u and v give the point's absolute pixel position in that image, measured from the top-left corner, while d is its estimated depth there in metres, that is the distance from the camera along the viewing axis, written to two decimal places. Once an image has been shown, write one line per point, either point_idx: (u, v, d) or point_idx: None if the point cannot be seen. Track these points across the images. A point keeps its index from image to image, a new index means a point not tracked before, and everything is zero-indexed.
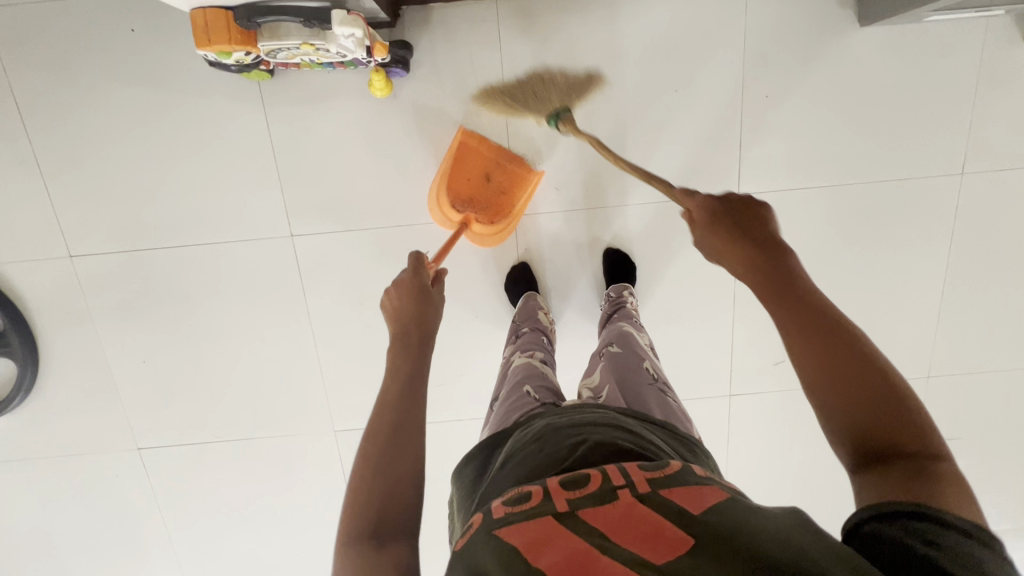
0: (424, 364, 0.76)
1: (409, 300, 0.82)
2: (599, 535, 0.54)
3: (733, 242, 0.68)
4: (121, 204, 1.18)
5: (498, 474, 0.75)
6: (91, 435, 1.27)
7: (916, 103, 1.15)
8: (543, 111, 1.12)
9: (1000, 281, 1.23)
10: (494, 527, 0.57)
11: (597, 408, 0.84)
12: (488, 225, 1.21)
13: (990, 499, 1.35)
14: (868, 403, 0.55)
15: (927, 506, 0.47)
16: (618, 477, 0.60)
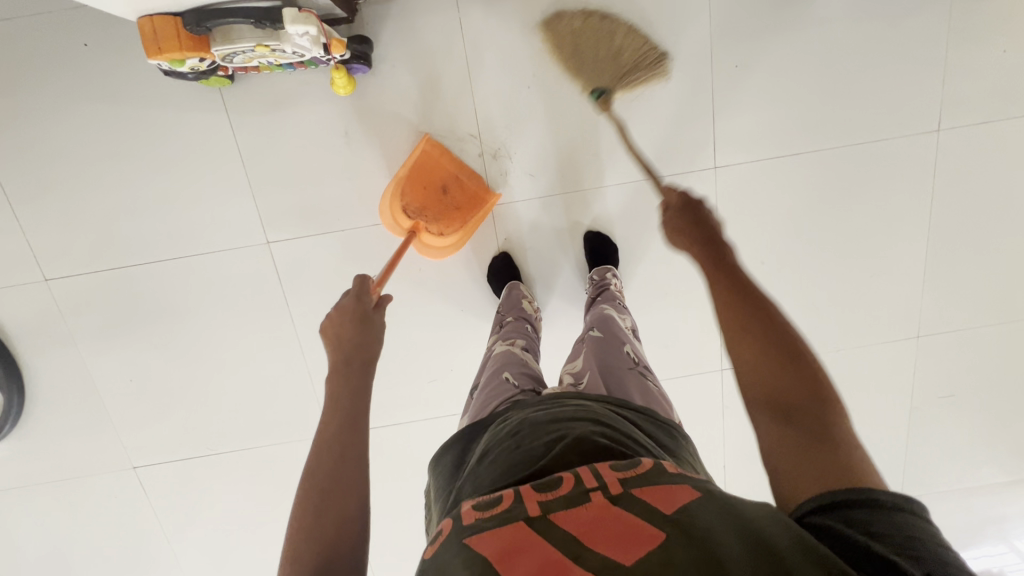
0: (365, 393, 0.74)
1: (348, 326, 0.80)
2: (573, 540, 0.51)
3: (689, 230, 0.84)
4: (90, 228, 1.21)
5: (472, 472, 0.66)
6: (87, 456, 1.34)
7: (883, 65, 1.19)
8: (591, 82, 1.15)
9: (956, 242, 1.30)
10: (463, 537, 0.53)
11: (576, 399, 0.74)
12: (437, 236, 1.21)
13: (971, 441, 1.45)
14: (766, 361, 0.65)
15: (867, 494, 0.49)
16: (590, 479, 0.56)
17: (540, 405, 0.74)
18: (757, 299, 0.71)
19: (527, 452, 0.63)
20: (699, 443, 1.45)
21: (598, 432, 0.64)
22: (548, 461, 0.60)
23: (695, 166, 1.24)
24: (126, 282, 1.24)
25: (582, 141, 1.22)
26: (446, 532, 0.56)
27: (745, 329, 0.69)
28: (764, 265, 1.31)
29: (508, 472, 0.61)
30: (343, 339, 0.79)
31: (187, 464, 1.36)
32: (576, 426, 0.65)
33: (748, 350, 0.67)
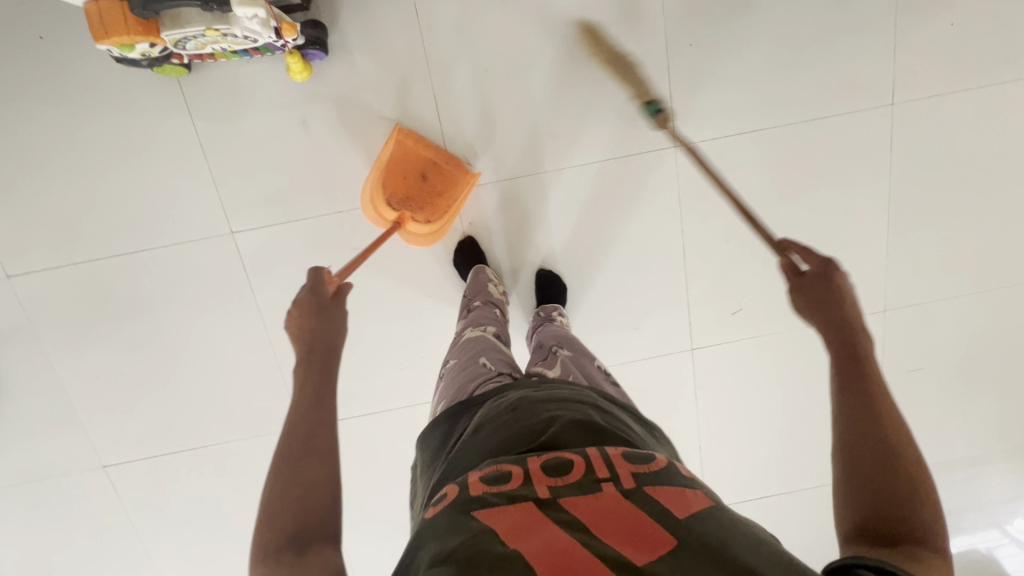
0: (331, 380, 0.72)
1: (307, 319, 0.78)
2: (583, 528, 0.56)
3: (823, 310, 0.73)
4: (51, 221, 1.20)
5: (469, 440, 0.73)
6: (56, 455, 1.33)
7: (834, 41, 1.21)
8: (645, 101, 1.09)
9: (916, 215, 1.32)
10: (474, 506, 0.59)
11: (568, 385, 0.83)
12: (424, 224, 1.22)
13: (942, 414, 1.47)
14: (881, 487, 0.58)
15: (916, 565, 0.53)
16: (604, 470, 0.62)
17: (536, 387, 0.81)
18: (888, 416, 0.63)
19: (526, 426, 0.70)
20: (674, 424, 1.45)
21: (595, 418, 0.73)
22: (548, 437, 0.68)
23: (656, 146, 1.25)
24: (93, 279, 1.24)
25: (545, 140, 1.24)
26: (451, 496, 0.62)
27: (868, 445, 0.61)
28: (729, 243, 1.32)
29: (509, 443, 0.69)
30: (303, 331, 0.77)
31: (160, 461, 1.35)
32: (572, 410, 0.74)
33: (865, 465, 0.60)
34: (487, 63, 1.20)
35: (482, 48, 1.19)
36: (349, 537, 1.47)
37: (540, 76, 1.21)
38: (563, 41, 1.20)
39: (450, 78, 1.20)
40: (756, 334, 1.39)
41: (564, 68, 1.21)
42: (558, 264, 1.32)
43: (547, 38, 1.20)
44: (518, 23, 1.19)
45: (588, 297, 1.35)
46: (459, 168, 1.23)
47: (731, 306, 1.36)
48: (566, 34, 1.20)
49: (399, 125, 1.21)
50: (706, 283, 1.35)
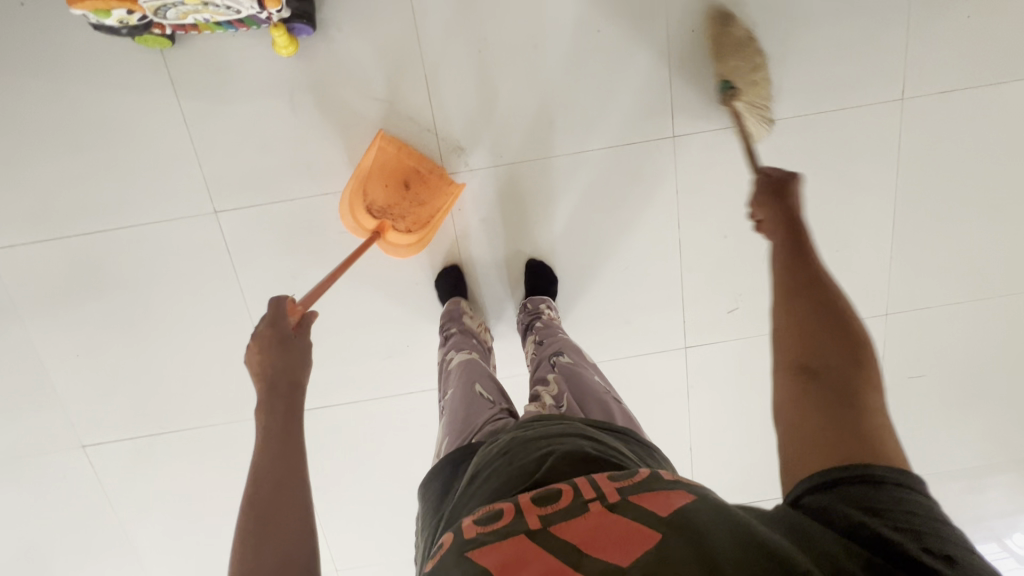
0: (297, 417, 0.68)
1: (268, 356, 0.72)
2: (574, 549, 0.53)
3: (771, 201, 0.81)
4: (30, 195, 1.18)
5: (466, 491, 0.69)
6: (34, 434, 1.31)
7: (842, 30, 1.17)
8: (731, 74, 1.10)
9: (922, 216, 1.27)
10: (467, 550, 0.56)
11: (560, 420, 0.79)
12: (405, 235, 1.20)
13: (942, 422, 1.42)
14: (815, 336, 0.66)
15: (856, 471, 0.53)
16: (589, 489, 0.59)
17: (526, 426, 0.78)
18: (821, 281, 0.71)
19: (518, 467, 0.67)
20: (664, 424, 1.42)
21: (586, 445, 0.70)
22: (542, 474, 0.65)
23: (654, 135, 1.21)
24: (74, 257, 1.21)
25: (545, 134, 1.21)
26: (448, 544, 0.58)
27: (802, 302, 0.69)
28: (727, 239, 1.28)
29: (505, 485, 0.65)
30: (265, 370, 0.71)
31: (141, 443, 1.34)
32: (562, 441, 0.70)
33: (798, 316, 0.69)
34: (487, 50, 1.16)
35: (481, 34, 1.16)
36: (330, 526, 1.45)
37: (538, 61, 1.17)
38: (562, 25, 1.16)
39: (448, 65, 1.17)
40: (751, 334, 1.35)
41: (563, 53, 1.17)
42: (550, 254, 1.29)
43: (546, 22, 1.16)
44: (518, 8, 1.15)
45: (580, 291, 1.31)
46: (442, 177, 1.20)
47: (727, 304, 1.32)
48: (566, 18, 1.15)
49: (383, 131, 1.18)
50: (702, 280, 1.30)
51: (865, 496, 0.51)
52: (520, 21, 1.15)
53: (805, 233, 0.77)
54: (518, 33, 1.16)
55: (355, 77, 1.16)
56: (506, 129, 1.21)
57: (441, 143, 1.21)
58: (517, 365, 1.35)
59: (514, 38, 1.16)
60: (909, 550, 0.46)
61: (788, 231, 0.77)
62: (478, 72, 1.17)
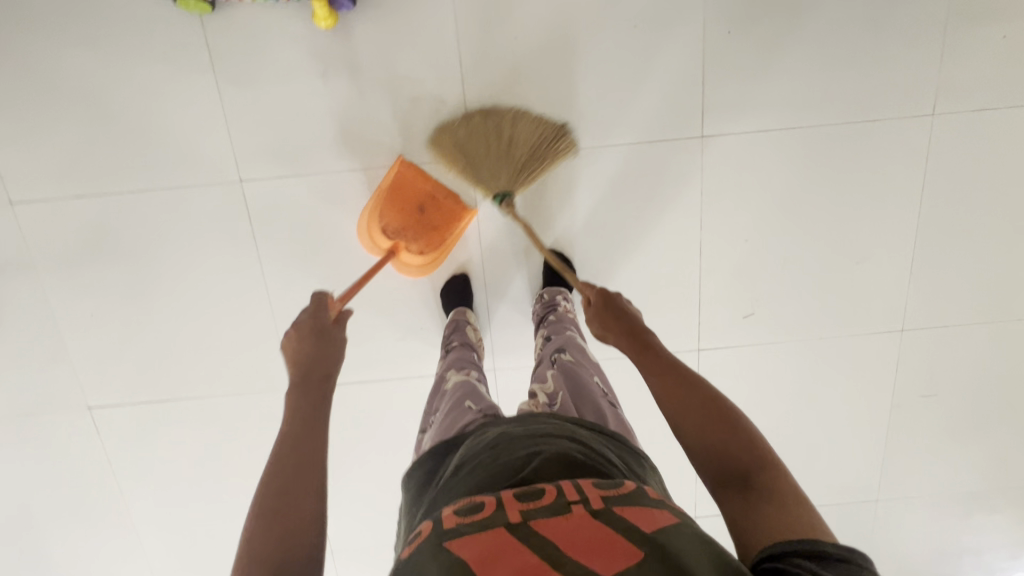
0: (326, 405, 0.68)
1: (304, 344, 0.74)
2: (552, 547, 0.61)
3: (614, 321, 0.92)
4: (59, 151, 1.18)
5: (452, 479, 0.78)
6: (42, 392, 1.31)
7: (879, 41, 1.17)
8: (492, 187, 1.16)
9: (945, 234, 1.27)
10: (452, 536, 0.64)
11: (551, 418, 0.86)
12: (417, 255, 1.21)
13: (950, 445, 1.41)
14: (718, 438, 0.72)
15: (809, 545, 0.57)
16: (573, 493, 0.67)
17: (517, 420, 0.86)
18: (693, 380, 0.79)
19: (506, 464, 0.75)
20: (670, 425, 1.41)
21: (573, 449, 0.78)
22: (528, 473, 0.73)
23: (682, 135, 1.21)
24: (97, 215, 1.22)
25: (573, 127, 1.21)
26: (427, 531, 0.67)
27: (686, 411, 0.76)
28: (747, 243, 1.28)
29: (488, 479, 0.74)
30: (299, 357, 0.72)
31: (147, 407, 1.33)
32: (553, 442, 0.78)
33: (694, 428, 0.74)
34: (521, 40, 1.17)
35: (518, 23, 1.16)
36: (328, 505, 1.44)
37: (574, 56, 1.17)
38: (601, 19, 1.16)
39: (482, 51, 1.17)
40: (764, 340, 1.35)
41: (598, 47, 1.17)
42: (570, 247, 1.29)
43: (583, 16, 1.16)
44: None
45: (596, 287, 1.31)
46: (458, 204, 1.22)
47: (742, 309, 1.32)
48: (605, 12, 1.15)
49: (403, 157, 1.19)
50: (719, 283, 1.30)
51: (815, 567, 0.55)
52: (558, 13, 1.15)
53: (651, 337, 0.88)
54: (554, 24, 1.16)
55: (388, 56, 1.16)
56: None
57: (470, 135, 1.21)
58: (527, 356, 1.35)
59: (548, 31, 1.17)
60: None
61: (637, 345, 0.87)
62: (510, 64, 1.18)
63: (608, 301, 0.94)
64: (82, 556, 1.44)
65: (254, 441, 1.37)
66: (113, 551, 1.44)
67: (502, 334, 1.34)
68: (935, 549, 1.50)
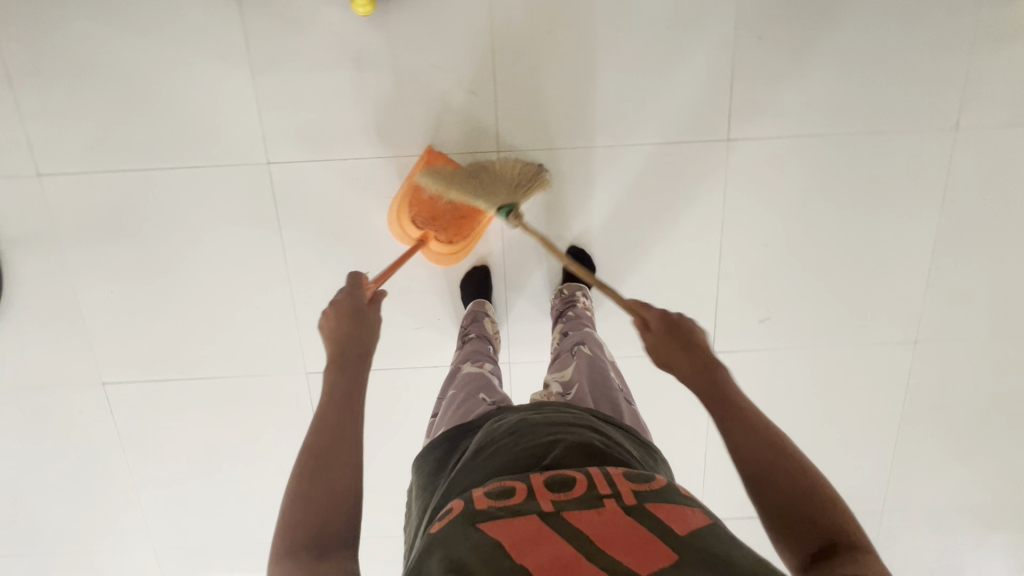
0: (362, 381, 0.70)
1: (342, 321, 0.75)
2: (586, 540, 0.62)
3: (681, 353, 0.79)
4: (90, 125, 1.19)
5: (473, 461, 0.77)
6: (57, 365, 1.31)
7: (908, 54, 1.18)
8: (494, 203, 1.09)
9: (963, 248, 1.28)
10: (482, 519, 0.64)
11: (569, 408, 0.87)
12: (446, 244, 1.22)
13: (959, 459, 1.42)
14: (806, 515, 0.63)
15: None
16: (606, 486, 0.67)
17: (536, 409, 0.86)
18: (774, 438, 0.70)
19: (528, 449, 0.75)
20: (681, 427, 1.41)
21: (594, 439, 0.78)
22: (552, 460, 0.73)
23: (708, 138, 1.22)
24: (123, 190, 1.22)
25: (599, 121, 1.22)
26: (457, 510, 0.67)
27: (767, 475, 0.67)
28: (767, 248, 1.29)
29: (512, 462, 0.74)
30: (336, 334, 0.74)
31: (161, 384, 1.34)
32: (575, 432, 0.78)
33: (775, 496, 0.65)
34: (554, 34, 1.18)
35: (551, 18, 1.17)
36: None
37: (604, 53, 1.18)
38: (634, 19, 1.17)
39: (515, 43, 1.18)
40: (778, 345, 1.35)
41: (629, 45, 1.18)
42: (590, 243, 1.29)
43: (616, 15, 1.17)
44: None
45: (614, 284, 1.32)
46: None
47: (759, 313, 1.33)
48: (637, 10, 1.16)
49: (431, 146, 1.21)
50: (736, 286, 1.31)
51: None
52: (591, 11, 1.16)
53: (723, 375, 0.77)
54: (587, 21, 1.17)
55: (422, 45, 1.17)
56: (559, 117, 1.22)
57: (500, 125, 1.22)
58: (542, 351, 1.35)
59: (579, 26, 1.17)
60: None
61: (706, 384, 0.76)
62: (540, 57, 1.19)
63: (676, 329, 0.81)
64: (85, 532, 1.43)
65: (266, 424, 1.38)
66: (119, 529, 1.44)
67: (519, 326, 1.34)
68: (937, 563, 1.50)
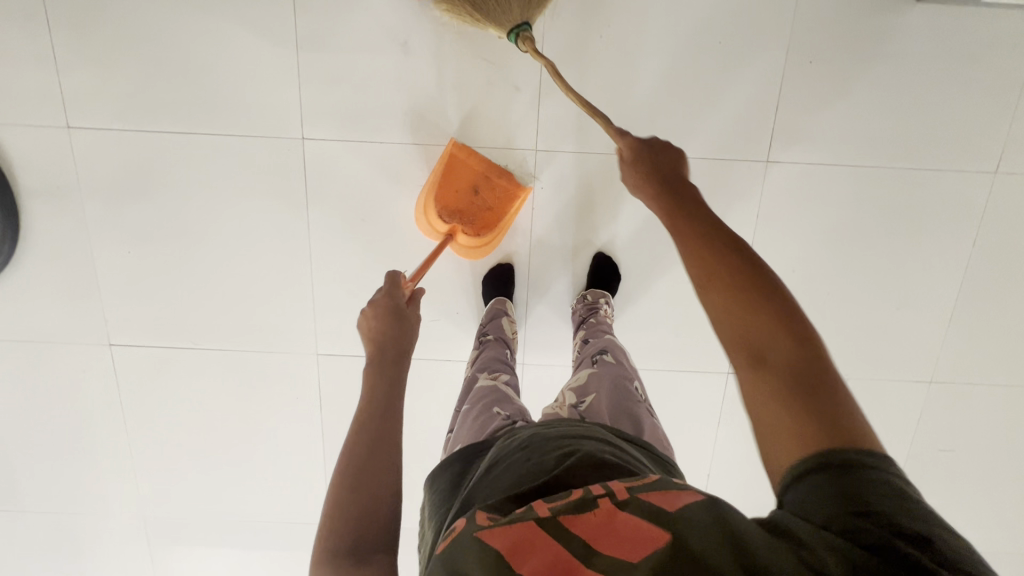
0: (401, 385, 0.68)
1: (381, 322, 0.73)
2: (583, 544, 0.53)
3: (648, 179, 0.76)
4: (126, 82, 1.17)
5: (481, 480, 0.68)
6: (65, 322, 1.29)
7: (955, 94, 1.17)
8: (505, 24, 1.04)
9: (988, 293, 1.28)
10: (474, 530, 0.54)
11: (583, 423, 0.77)
12: (474, 237, 1.19)
13: (961, 503, 1.41)
14: (754, 310, 0.61)
15: (832, 456, 0.51)
16: (599, 486, 0.56)
17: (549, 425, 0.76)
18: (730, 242, 0.66)
19: (538, 463, 0.66)
20: (687, 447, 1.40)
21: (607, 451, 0.68)
22: (561, 470, 0.63)
23: (747, 156, 1.21)
24: (152, 151, 1.20)
25: (635, 125, 1.20)
26: (458, 529, 0.56)
27: (716, 272, 0.64)
28: (794, 273, 1.28)
29: (521, 479, 0.64)
30: (376, 335, 0.72)
31: (169, 351, 1.32)
32: (586, 443, 0.69)
33: (719, 291, 0.63)
34: (600, 35, 1.16)
35: (601, 18, 1.15)
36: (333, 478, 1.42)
37: (654, 62, 1.17)
38: (687, 29, 1.16)
39: (559, 40, 1.16)
40: None
41: (679, 57, 1.17)
42: (618, 252, 1.28)
43: (669, 22, 1.15)
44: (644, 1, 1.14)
45: (637, 295, 1.30)
46: (513, 182, 1.20)
47: None
48: (690, 21, 1.15)
49: (456, 140, 1.19)
50: None
51: (844, 485, 0.50)
52: (642, 15, 1.15)
53: (690, 190, 0.73)
54: (637, 26, 1.15)
55: (466, 36, 1.15)
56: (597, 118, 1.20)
57: (541, 126, 1.20)
58: (558, 355, 1.34)
59: (630, 31, 1.16)
60: (891, 540, 0.46)
61: (668, 199, 0.72)
62: (587, 60, 1.17)
63: (652, 161, 0.78)
64: (77, 493, 1.41)
65: (270, 402, 1.36)
66: (109, 492, 1.41)
67: (537, 331, 1.33)
68: None
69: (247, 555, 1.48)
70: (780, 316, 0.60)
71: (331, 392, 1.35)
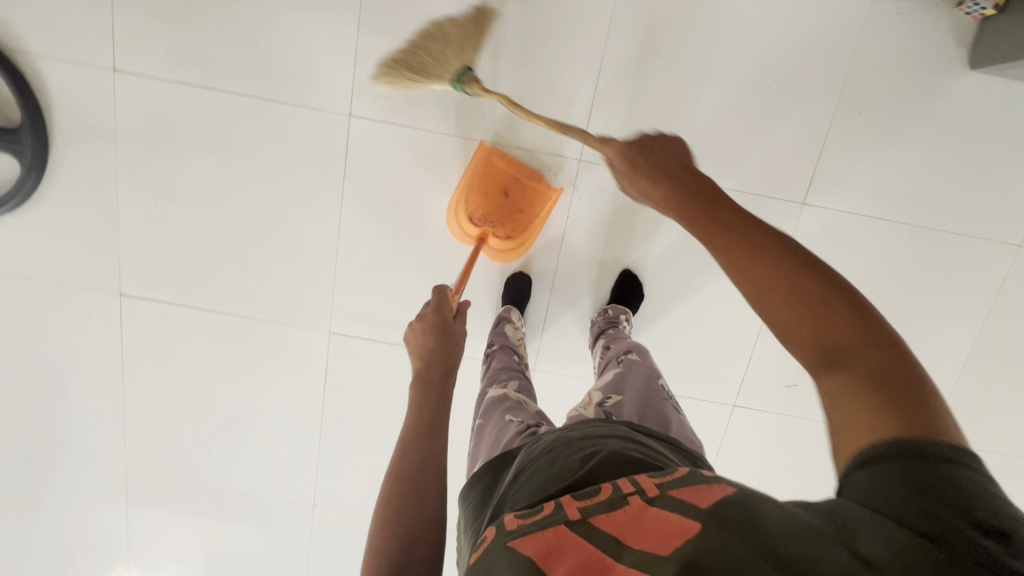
0: (445, 400, 0.71)
1: (427, 336, 0.75)
2: (614, 542, 0.52)
3: (655, 180, 0.71)
4: (180, 33, 1.15)
5: (509, 489, 0.67)
6: (77, 266, 1.26)
7: (992, 163, 1.20)
8: (446, 75, 1.04)
9: (997, 362, 1.30)
10: (506, 540, 0.54)
11: (602, 422, 0.76)
12: (506, 240, 1.20)
13: None
14: (823, 317, 0.53)
15: (909, 440, 0.46)
16: (628, 484, 0.56)
17: (570, 427, 0.75)
18: (771, 236, 0.59)
19: (561, 466, 0.64)
20: None
21: (630, 449, 0.67)
22: (586, 472, 0.62)
23: (785, 195, 1.23)
24: (196, 108, 1.19)
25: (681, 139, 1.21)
26: (491, 538, 0.56)
27: (765, 278, 0.57)
28: None
29: (546, 483, 0.63)
30: (423, 349, 0.75)
31: (180, 310, 1.29)
32: (608, 442, 0.68)
33: (777, 300, 0.56)
34: (653, 52, 1.17)
35: (658, 37, 1.16)
36: (325, 459, 1.40)
37: (709, 91, 1.18)
38: (746, 64, 1.17)
39: (611, 52, 1.16)
40: (797, 416, 1.36)
41: (733, 90, 1.18)
42: (646, 271, 1.28)
43: (728, 54, 1.17)
44: (707, 28, 1.15)
45: (658, 316, 1.31)
46: (544, 184, 1.20)
47: (786, 378, 1.34)
48: (750, 56, 1.17)
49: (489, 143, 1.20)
50: (772, 347, 1.32)
51: (917, 475, 0.44)
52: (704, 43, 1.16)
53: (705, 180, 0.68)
54: (697, 51, 1.16)
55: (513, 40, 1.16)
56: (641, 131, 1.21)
57: None
58: (571, 366, 1.34)
59: (688, 56, 1.17)
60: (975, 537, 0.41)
61: (687, 199, 0.66)
62: (644, 79, 1.18)
63: (654, 163, 0.73)
64: (60, 440, 1.38)
65: (274, 375, 1.34)
66: (94, 444, 1.38)
67: (556, 339, 1.33)
68: None
69: (225, 526, 1.46)
70: (846, 315, 0.53)
71: (337, 372, 1.33)
